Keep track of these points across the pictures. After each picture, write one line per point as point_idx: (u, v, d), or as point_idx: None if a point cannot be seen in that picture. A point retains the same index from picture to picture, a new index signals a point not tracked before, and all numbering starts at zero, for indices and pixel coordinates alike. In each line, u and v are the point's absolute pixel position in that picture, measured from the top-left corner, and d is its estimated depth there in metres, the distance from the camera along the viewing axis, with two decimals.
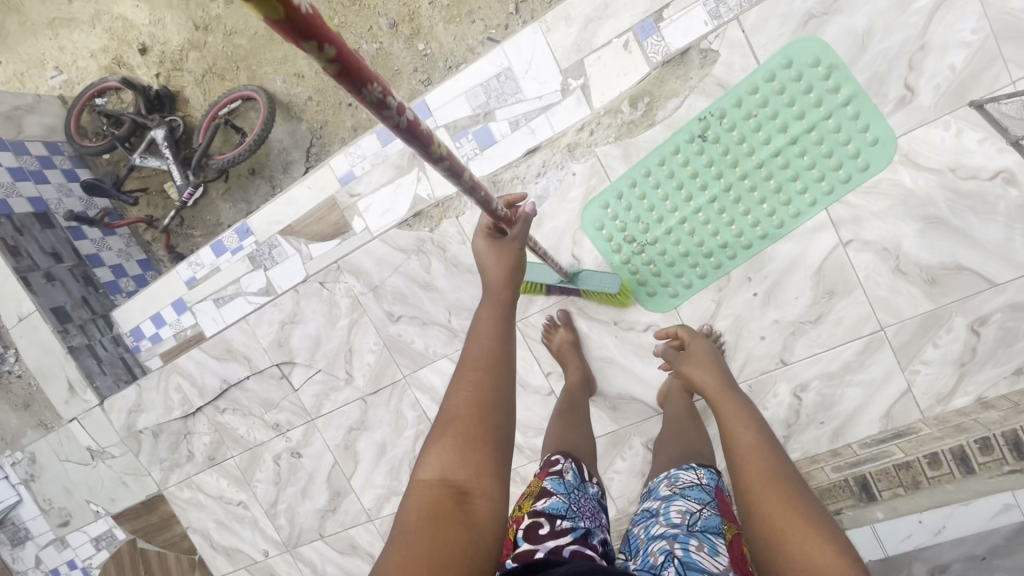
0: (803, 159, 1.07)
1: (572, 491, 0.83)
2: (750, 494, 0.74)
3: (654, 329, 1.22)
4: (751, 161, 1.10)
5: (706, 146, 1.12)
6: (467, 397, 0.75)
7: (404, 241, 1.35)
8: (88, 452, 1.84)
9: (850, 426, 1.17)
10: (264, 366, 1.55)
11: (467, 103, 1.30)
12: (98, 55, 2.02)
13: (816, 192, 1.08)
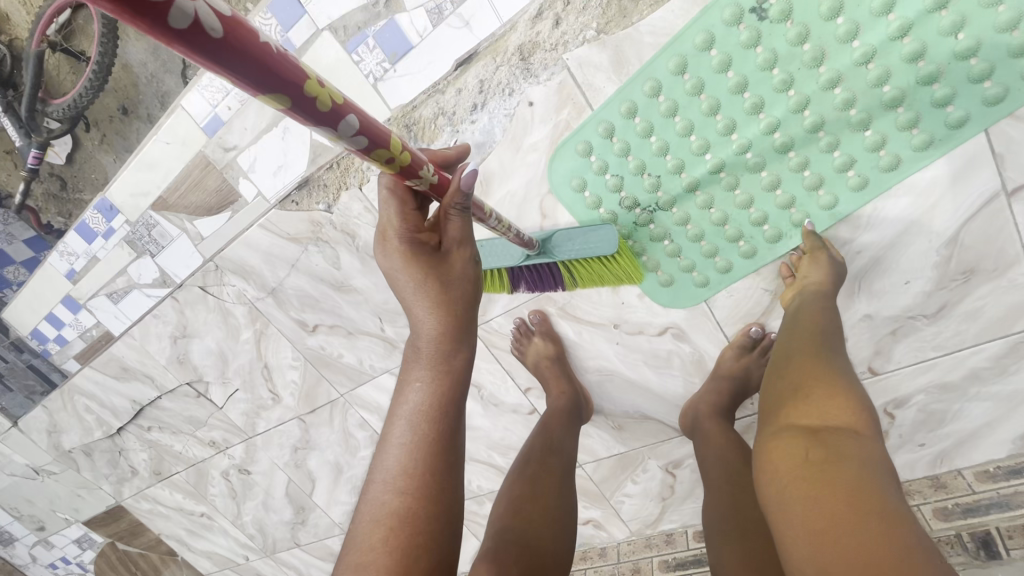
0: (955, 39, 0.56)
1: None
2: (794, 359, 0.57)
3: (673, 332, 0.82)
4: (852, 52, 0.59)
5: (764, 27, 0.61)
6: (392, 521, 0.48)
7: (294, 226, 0.91)
8: (29, 468, 1.62)
9: (964, 452, 0.79)
10: (173, 386, 1.21)
11: None
12: None
13: (969, 103, 0.58)
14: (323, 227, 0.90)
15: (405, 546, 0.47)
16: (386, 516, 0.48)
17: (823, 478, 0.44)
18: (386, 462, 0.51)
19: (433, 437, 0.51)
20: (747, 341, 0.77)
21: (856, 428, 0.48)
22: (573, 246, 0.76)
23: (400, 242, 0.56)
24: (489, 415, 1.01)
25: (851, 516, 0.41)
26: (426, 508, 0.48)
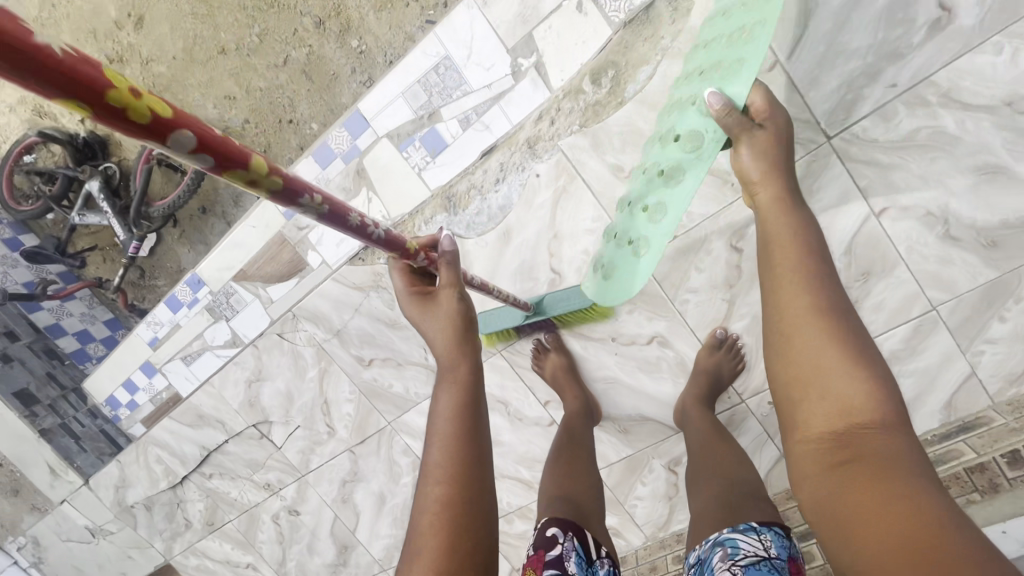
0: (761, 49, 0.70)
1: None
2: (802, 343, 0.55)
3: (659, 340, 1.04)
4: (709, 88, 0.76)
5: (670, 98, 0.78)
6: (437, 505, 0.57)
7: (359, 278, 1.18)
8: (88, 531, 1.75)
9: None
10: (240, 429, 1.41)
11: (407, 106, 1.14)
12: (17, 108, 1.84)
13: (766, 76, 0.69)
14: (381, 278, 1.16)
15: (454, 522, 0.56)
16: (436, 503, 0.58)
17: (861, 483, 0.47)
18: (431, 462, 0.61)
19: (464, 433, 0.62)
20: (714, 341, 1.00)
21: (876, 416, 0.49)
22: (558, 305, 1.01)
23: (414, 301, 0.75)
24: (516, 430, 1.19)
25: (882, 499, 0.45)
26: (471, 489, 0.59)
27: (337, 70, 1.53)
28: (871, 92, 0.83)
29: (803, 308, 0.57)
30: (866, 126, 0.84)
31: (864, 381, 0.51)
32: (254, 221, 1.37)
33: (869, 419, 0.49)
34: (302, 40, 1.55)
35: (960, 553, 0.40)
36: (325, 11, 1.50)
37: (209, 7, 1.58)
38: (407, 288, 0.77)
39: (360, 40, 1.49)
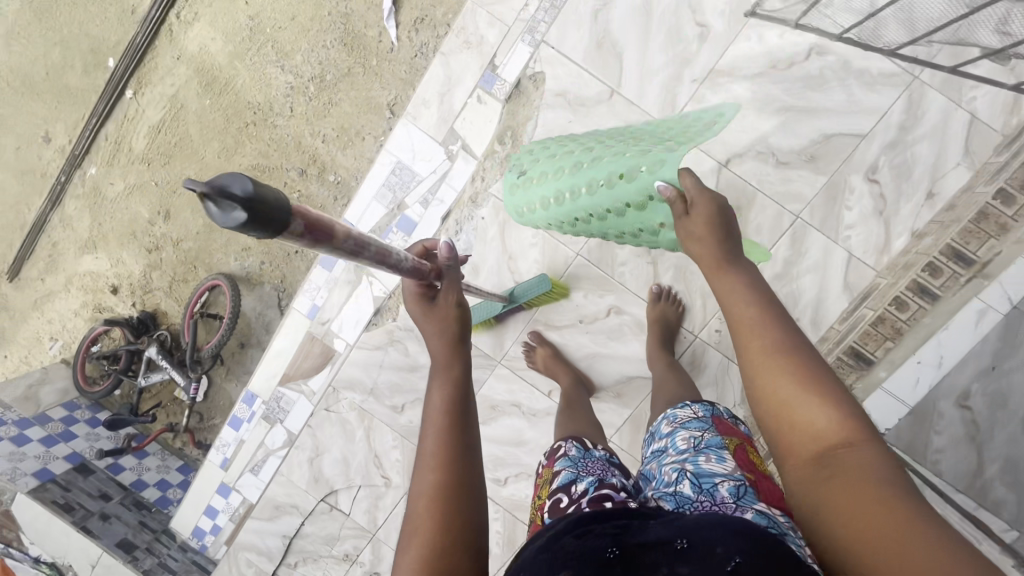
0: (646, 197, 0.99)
1: (581, 463, 0.86)
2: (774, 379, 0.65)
3: (615, 309, 1.32)
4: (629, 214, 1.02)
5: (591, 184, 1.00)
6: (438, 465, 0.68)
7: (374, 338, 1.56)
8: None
9: (822, 308, 1.19)
10: (313, 506, 1.63)
11: (379, 205, 1.52)
12: (81, 311, 2.26)
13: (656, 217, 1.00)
14: (394, 331, 1.54)
15: (440, 511, 0.65)
16: (428, 490, 0.67)
17: (838, 478, 0.55)
18: (422, 463, 0.70)
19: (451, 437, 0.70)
20: (652, 295, 1.27)
21: (842, 430, 0.58)
22: (526, 294, 1.26)
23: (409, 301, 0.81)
24: (534, 425, 1.41)
25: (859, 497, 0.52)
26: (454, 480, 0.67)
27: (325, 202, 1.94)
28: (683, 87, 1.18)
29: (774, 350, 0.66)
30: (690, 110, 1.18)
31: (834, 421, 0.59)
32: (286, 332, 1.69)
33: (840, 438, 0.58)
34: (293, 187, 1.97)
35: (933, 542, 0.45)
36: (305, 161, 1.94)
37: None
38: (411, 293, 0.80)
39: (336, 174, 1.93)
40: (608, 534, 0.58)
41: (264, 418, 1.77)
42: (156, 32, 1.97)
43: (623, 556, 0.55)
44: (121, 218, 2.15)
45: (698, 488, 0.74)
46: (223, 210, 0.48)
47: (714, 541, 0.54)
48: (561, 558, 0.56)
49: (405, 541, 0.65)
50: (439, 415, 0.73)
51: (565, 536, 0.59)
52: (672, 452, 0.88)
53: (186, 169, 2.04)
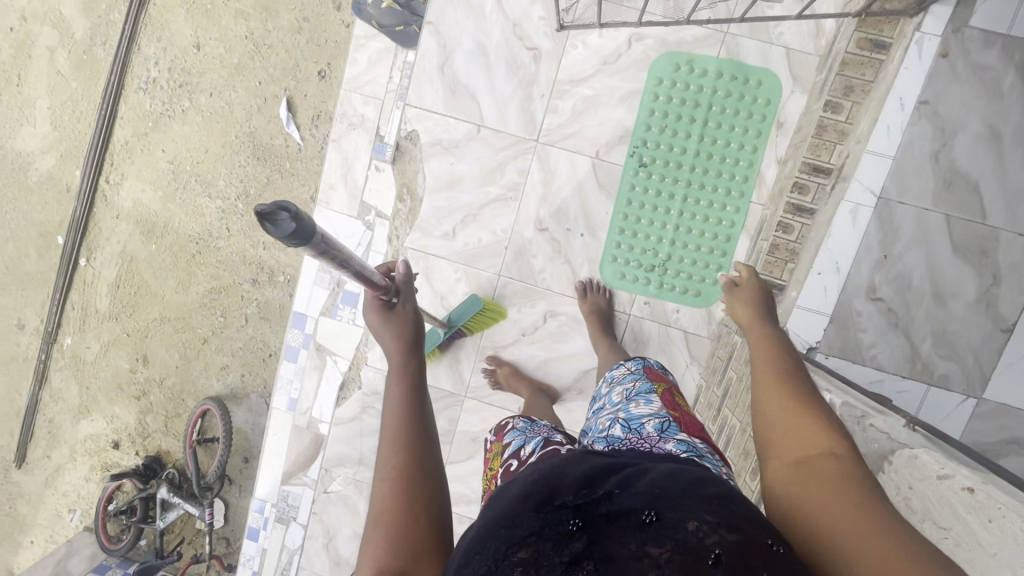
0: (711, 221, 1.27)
1: (529, 429, 0.90)
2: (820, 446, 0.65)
3: (550, 314, 1.39)
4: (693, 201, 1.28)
5: (691, 69, 1.24)
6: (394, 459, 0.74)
7: (349, 410, 1.63)
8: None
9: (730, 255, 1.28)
10: None
11: (321, 288, 1.67)
12: (92, 475, 2.35)
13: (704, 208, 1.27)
14: (365, 399, 1.62)
15: (402, 508, 0.69)
16: (387, 484, 0.71)
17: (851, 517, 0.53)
18: (381, 465, 0.74)
19: (406, 431, 0.77)
20: (578, 291, 1.34)
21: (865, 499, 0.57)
22: (461, 316, 1.34)
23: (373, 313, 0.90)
24: None
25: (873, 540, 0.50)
26: (412, 468, 0.73)
27: (283, 301, 2.10)
28: (536, 104, 1.31)
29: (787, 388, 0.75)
30: (549, 121, 1.32)
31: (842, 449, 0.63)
32: (274, 430, 1.77)
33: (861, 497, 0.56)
34: (250, 298, 2.12)
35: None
36: (254, 271, 2.09)
37: (184, 320, 2.17)
38: (371, 307, 0.90)
39: (285, 275, 2.08)
40: (568, 506, 0.55)
41: (279, 520, 1.81)
42: (92, 200, 2.13)
43: (585, 528, 0.54)
44: (105, 375, 2.27)
45: (626, 429, 0.80)
46: (279, 217, 0.63)
47: (684, 516, 0.53)
48: (520, 536, 0.53)
49: (366, 538, 0.68)
50: (396, 419, 0.79)
51: (525, 511, 0.55)
52: (608, 405, 0.93)
53: (152, 312, 2.19)
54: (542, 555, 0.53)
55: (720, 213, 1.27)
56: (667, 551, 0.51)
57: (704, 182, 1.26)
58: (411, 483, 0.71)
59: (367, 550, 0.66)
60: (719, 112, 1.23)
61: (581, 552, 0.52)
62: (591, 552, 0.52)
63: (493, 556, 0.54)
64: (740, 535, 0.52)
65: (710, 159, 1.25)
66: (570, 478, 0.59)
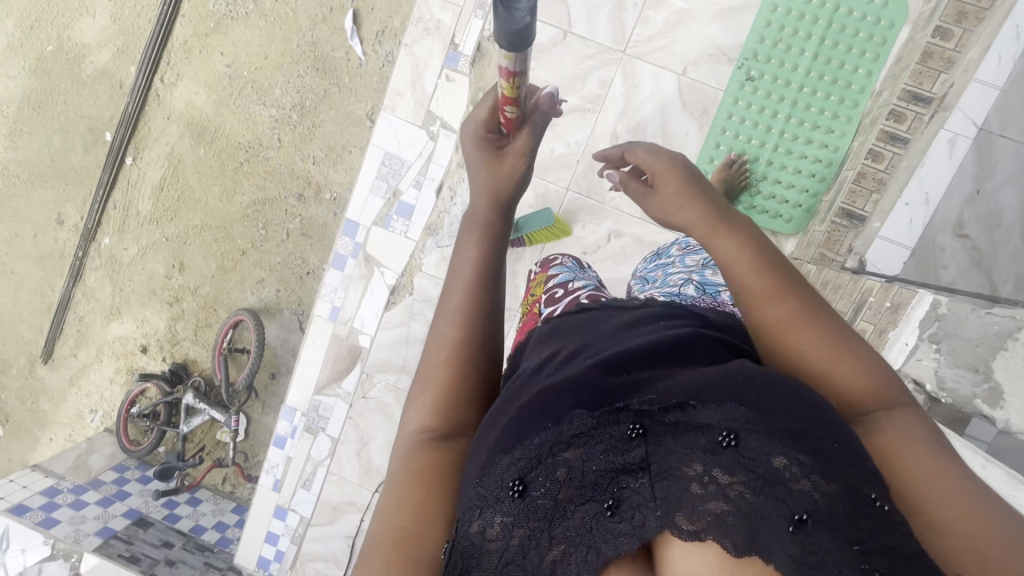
0: (812, 144, 1.24)
1: (579, 272, 0.92)
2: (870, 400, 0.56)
3: (614, 234, 1.38)
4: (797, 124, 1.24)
5: None
6: (456, 329, 0.65)
7: (397, 315, 1.63)
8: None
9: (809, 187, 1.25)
10: (369, 500, 1.71)
11: (376, 196, 1.64)
12: (116, 377, 2.36)
13: (807, 132, 1.24)
14: (413, 306, 1.62)
15: (453, 386, 0.63)
16: (444, 348, 0.65)
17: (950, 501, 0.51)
18: (438, 330, 0.66)
19: (472, 305, 0.66)
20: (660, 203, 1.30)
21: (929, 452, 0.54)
22: (530, 224, 1.32)
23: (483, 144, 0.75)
24: None
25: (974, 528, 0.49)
26: (476, 343, 0.65)
27: (325, 220, 2.08)
28: (628, 14, 1.30)
29: (787, 320, 0.59)
30: (639, 32, 1.30)
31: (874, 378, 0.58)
32: (313, 337, 1.75)
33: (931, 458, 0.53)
34: (293, 213, 2.11)
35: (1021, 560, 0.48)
36: (300, 186, 2.08)
37: (225, 229, 2.16)
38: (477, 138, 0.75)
39: (331, 191, 2.06)
40: (631, 409, 0.51)
41: (307, 429, 1.80)
42: (144, 98, 2.12)
43: (644, 436, 0.49)
44: (139, 278, 2.27)
45: (700, 292, 0.84)
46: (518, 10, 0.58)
47: (771, 452, 0.45)
48: (568, 435, 0.50)
49: (414, 392, 0.64)
50: (463, 287, 0.68)
51: (576, 408, 0.51)
52: (678, 266, 0.95)
53: (194, 218, 2.18)
54: (590, 457, 0.49)
55: (823, 137, 1.24)
56: (736, 481, 0.45)
57: (809, 103, 1.23)
58: (463, 372, 0.63)
59: (417, 401, 0.63)
60: (835, 31, 1.21)
61: (640, 456, 0.48)
62: (648, 460, 0.48)
63: (536, 450, 0.50)
64: (838, 489, 0.45)
65: (820, 80, 1.22)
66: (652, 385, 0.53)
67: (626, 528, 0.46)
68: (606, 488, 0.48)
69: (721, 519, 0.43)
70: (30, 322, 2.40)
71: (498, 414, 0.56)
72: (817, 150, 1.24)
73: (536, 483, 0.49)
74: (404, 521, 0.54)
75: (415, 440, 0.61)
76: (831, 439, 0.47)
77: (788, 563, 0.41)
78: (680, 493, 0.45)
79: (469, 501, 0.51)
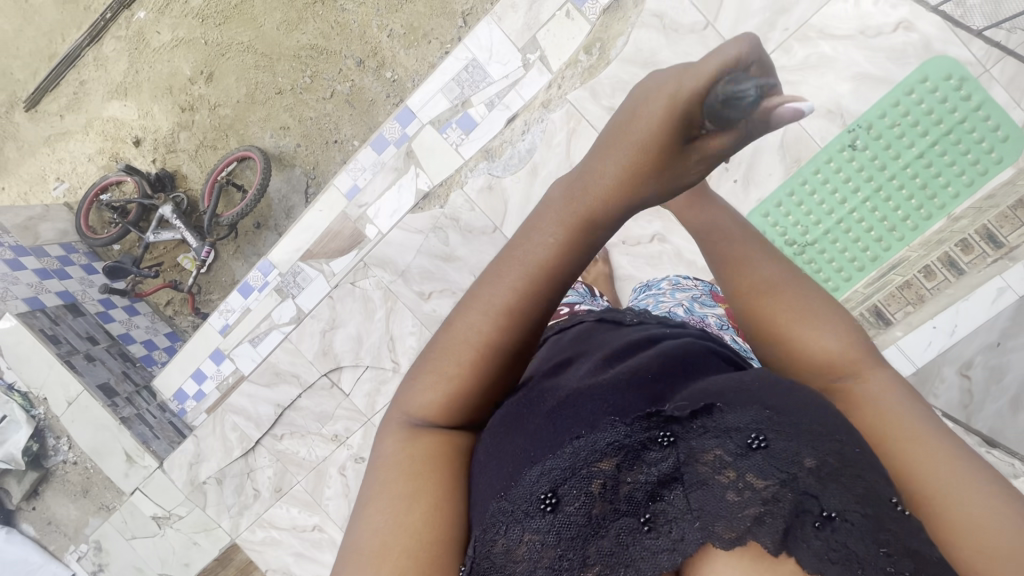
0: (870, 234, 1.26)
1: (586, 298, 0.94)
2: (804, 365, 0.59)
3: (659, 237, 1.39)
4: (869, 210, 1.26)
5: (959, 88, 1.20)
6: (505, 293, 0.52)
7: (419, 223, 1.54)
8: (154, 521, 1.77)
9: (859, 273, 1.27)
10: (314, 380, 1.65)
11: (445, 98, 1.58)
12: (96, 158, 2.20)
13: (874, 222, 1.26)
14: (438, 219, 1.52)
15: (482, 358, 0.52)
16: (483, 321, 0.52)
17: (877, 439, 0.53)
18: (469, 319, 0.52)
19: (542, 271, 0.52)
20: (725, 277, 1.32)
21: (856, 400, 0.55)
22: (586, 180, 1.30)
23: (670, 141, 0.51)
24: None
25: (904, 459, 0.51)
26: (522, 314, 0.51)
27: (375, 97, 1.97)
28: (774, 35, 1.28)
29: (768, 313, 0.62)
30: (775, 58, 1.28)
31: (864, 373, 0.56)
32: (319, 207, 1.71)
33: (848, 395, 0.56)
34: (346, 77, 1.99)
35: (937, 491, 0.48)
36: (365, 53, 1.95)
37: (269, 59, 2.02)
38: (664, 108, 0.50)
39: (393, 72, 1.95)
40: (661, 415, 0.47)
41: (277, 290, 1.75)
42: None
43: (675, 445, 0.45)
44: (161, 69, 2.11)
45: (688, 312, 0.88)
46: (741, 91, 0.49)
47: (800, 453, 0.43)
48: (601, 445, 0.45)
49: (421, 371, 0.54)
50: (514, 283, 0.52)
51: (610, 417, 0.47)
52: (668, 296, 0.97)
53: (242, 34, 2.03)
54: (624, 470, 0.45)
55: (885, 232, 1.25)
56: (769, 484, 0.43)
57: (891, 195, 1.24)
58: (483, 383, 0.52)
59: (423, 384, 0.53)
60: (951, 140, 1.21)
61: (670, 467, 0.45)
62: (680, 470, 0.45)
63: (569, 461, 0.45)
64: (860, 495, 0.43)
65: (912, 179, 1.23)
66: (676, 395, 0.51)
67: (665, 544, 0.42)
68: (641, 502, 0.44)
69: (755, 521, 0.41)
70: (26, 62, 2.21)
71: (524, 415, 0.52)
72: (875, 242, 1.26)
73: (570, 497, 0.44)
74: (415, 520, 0.46)
75: (409, 430, 0.52)
76: (850, 443, 0.45)
77: (812, 559, 0.40)
78: (716, 502, 0.42)
79: (490, 517, 0.46)
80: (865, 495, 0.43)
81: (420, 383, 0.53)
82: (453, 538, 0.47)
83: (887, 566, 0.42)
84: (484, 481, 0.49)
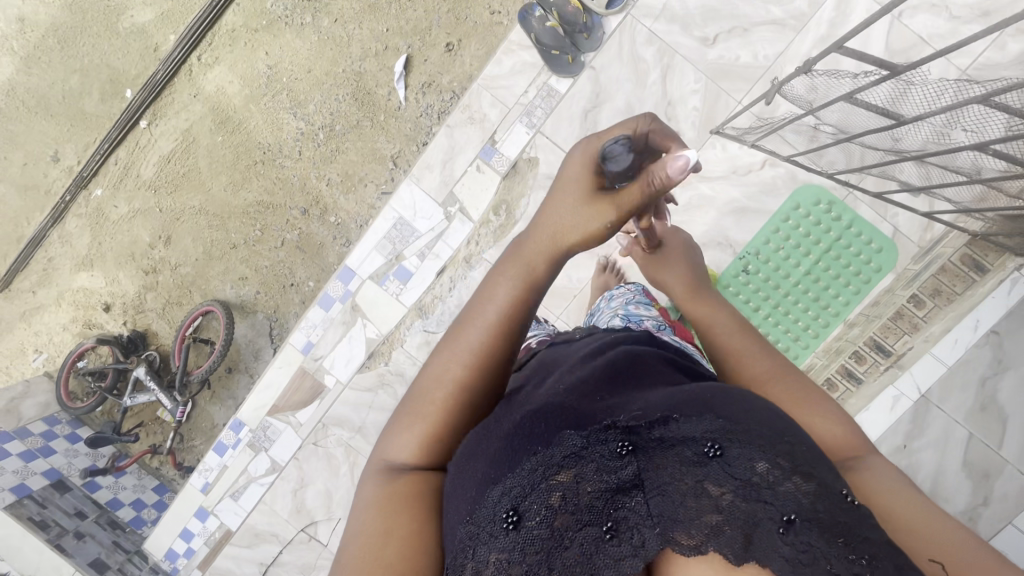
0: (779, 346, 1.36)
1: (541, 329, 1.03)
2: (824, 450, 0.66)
3: None
4: (774, 326, 1.36)
5: (829, 211, 1.32)
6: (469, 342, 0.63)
7: (368, 381, 1.69)
8: None
9: None
10: (292, 535, 1.74)
11: (379, 254, 1.69)
12: (69, 326, 2.31)
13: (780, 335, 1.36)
14: (384, 376, 1.67)
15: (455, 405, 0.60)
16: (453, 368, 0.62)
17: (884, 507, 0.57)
18: (439, 368, 0.63)
19: (499, 323, 0.64)
20: None
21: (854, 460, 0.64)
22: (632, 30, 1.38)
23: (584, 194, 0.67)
24: None
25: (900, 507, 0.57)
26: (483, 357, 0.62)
27: (323, 240, 2.09)
28: None
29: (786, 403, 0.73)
30: None
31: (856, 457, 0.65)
32: (279, 363, 1.79)
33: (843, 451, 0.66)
34: (293, 225, 2.12)
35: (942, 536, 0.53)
36: (308, 202, 2.09)
37: (221, 218, 2.16)
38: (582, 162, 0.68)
39: (336, 215, 2.08)
40: (617, 427, 0.52)
41: (250, 445, 1.82)
42: (176, 70, 2.13)
43: (635, 454, 0.50)
44: (122, 239, 2.24)
45: (626, 320, 0.95)
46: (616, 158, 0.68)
47: (752, 458, 0.49)
48: (558, 458, 0.49)
49: (402, 420, 0.62)
50: (476, 341, 0.63)
51: (568, 430, 0.51)
52: (609, 310, 1.06)
53: (192, 198, 2.17)
54: (583, 478, 0.48)
55: (792, 341, 1.36)
56: (726, 492, 0.48)
57: (789, 310, 1.35)
58: (454, 428, 0.60)
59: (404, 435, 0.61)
60: (832, 256, 1.33)
61: (632, 473, 0.49)
62: (640, 476, 0.49)
63: (528, 478, 0.49)
64: (815, 487, 0.48)
65: (805, 293, 1.34)
66: (629, 405, 0.56)
67: (628, 550, 0.45)
68: (603, 510, 0.47)
69: (714, 530, 0.45)
70: None
71: (482, 441, 0.55)
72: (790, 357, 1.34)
73: (532, 512, 0.48)
74: (387, 556, 0.50)
75: (389, 474, 0.59)
76: (799, 445, 0.52)
77: (783, 564, 0.44)
78: (675, 508, 0.47)
79: (461, 540, 0.49)
80: (815, 487, 0.49)
81: (400, 426, 0.61)
82: (428, 558, 0.51)
83: (848, 554, 0.45)
84: (449, 514, 0.52)
